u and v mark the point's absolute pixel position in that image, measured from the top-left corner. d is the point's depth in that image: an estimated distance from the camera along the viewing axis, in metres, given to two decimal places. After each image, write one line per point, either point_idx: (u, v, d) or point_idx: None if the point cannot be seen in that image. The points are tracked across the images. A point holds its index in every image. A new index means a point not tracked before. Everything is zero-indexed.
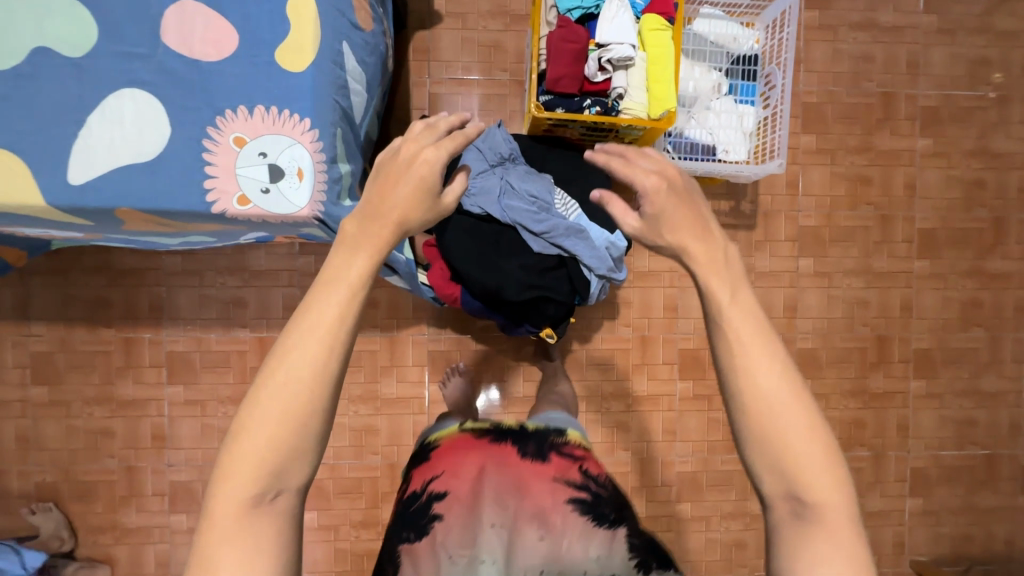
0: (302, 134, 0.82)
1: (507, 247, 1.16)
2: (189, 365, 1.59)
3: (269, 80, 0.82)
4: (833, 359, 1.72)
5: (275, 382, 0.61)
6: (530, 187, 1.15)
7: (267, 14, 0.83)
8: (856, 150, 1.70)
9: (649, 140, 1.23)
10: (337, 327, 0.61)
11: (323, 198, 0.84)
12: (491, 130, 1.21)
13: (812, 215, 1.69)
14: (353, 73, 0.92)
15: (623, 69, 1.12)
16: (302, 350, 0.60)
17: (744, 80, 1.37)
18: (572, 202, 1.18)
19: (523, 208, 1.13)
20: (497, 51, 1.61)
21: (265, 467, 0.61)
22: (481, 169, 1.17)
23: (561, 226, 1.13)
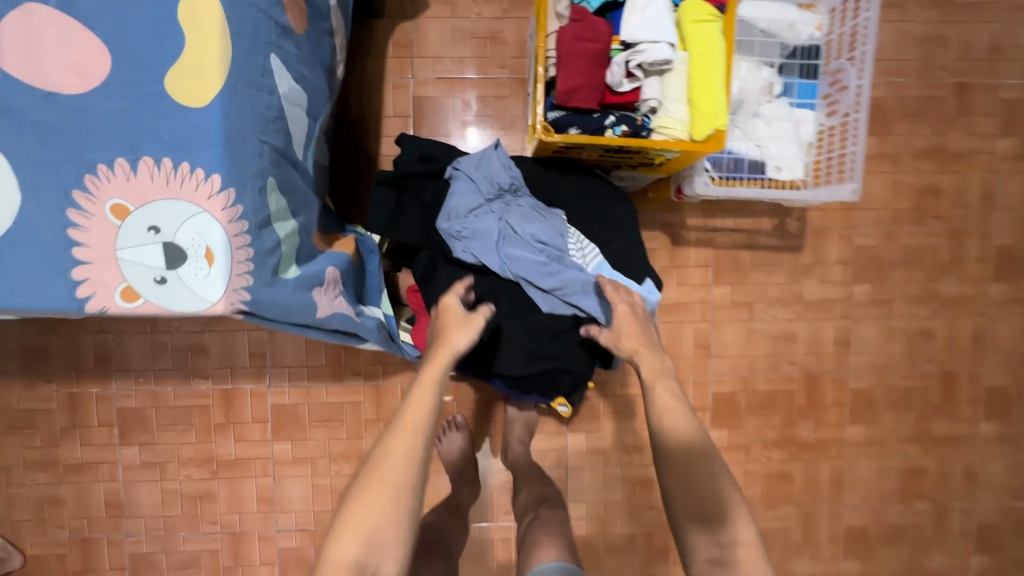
0: (209, 198, 0.62)
1: (508, 306, 0.91)
2: (144, 424, 1.37)
3: (158, 121, 0.62)
4: (890, 400, 1.48)
5: (379, 462, 0.75)
6: (538, 229, 0.90)
7: (152, 27, 0.62)
8: (923, 154, 1.43)
9: (684, 162, 0.97)
10: (427, 415, 0.78)
11: (246, 282, 0.65)
12: (486, 152, 0.95)
13: (870, 232, 1.43)
14: (285, 94, 0.72)
15: (657, 75, 0.85)
16: (402, 434, 0.77)
17: (802, 77, 1.10)
18: (590, 246, 0.93)
19: (527, 259, 0.89)
20: (494, 44, 1.34)
21: (370, 541, 0.71)
22: (474, 204, 0.92)
23: (576, 281, 0.89)
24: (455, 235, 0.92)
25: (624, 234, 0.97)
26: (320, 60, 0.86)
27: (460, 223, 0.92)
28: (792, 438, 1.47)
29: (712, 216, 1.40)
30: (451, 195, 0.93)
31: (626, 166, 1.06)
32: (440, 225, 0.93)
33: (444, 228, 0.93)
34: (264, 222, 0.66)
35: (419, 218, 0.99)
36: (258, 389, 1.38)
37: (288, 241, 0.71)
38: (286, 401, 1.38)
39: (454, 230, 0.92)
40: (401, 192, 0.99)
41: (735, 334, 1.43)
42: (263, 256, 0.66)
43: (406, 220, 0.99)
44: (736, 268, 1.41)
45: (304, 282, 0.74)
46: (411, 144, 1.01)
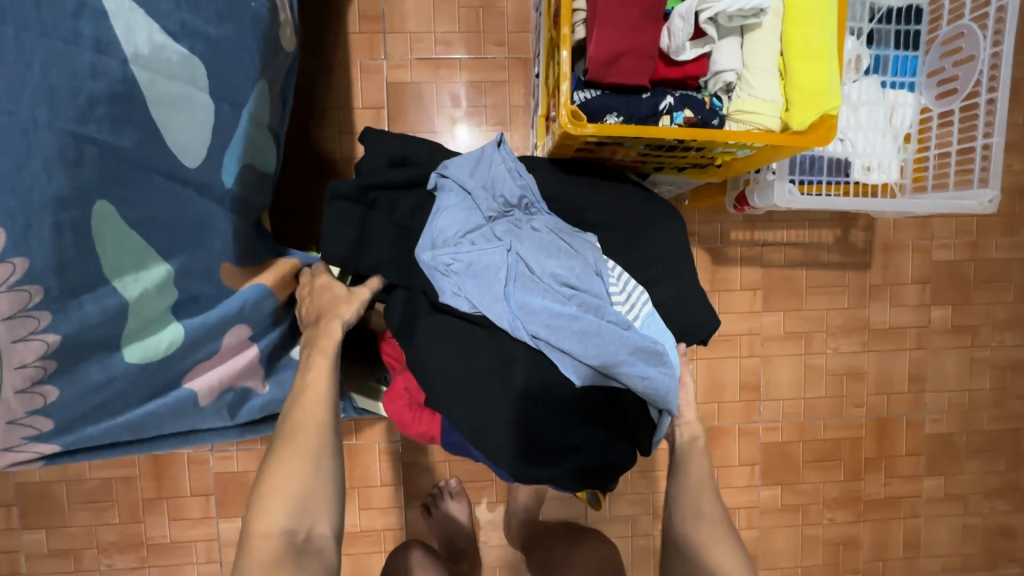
0: None
1: (524, 382, 0.62)
2: (51, 502, 1.08)
3: None
4: (974, 447, 1.22)
5: (285, 433, 0.62)
6: (562, 266, 0.65)
7: None
8: (1013, 149, 1.17)
9: (756, 163, 0.70)
10: (326, 377, 0.65)
11: (45, 391, 0.59)
12: (487, 153, 0.71)
13: (950, 244, 1.17)
14: (139, 63, 0.56)
15: (736, 36, 0.59)
16: (301, 399, 0.64)
17: (897, 49, 0.83)
18: (636, 289, 0.67)
19: (548, 308, 0.63)
20: (488, 15, 1.06)
21: (294, 505, 0.59)
22: (470, 226, 0.67)
23: (617, 344, 0.62)
24: (442, 270, 0.66)
25: (677, 265, 0.70)
26: (237, 9, 0.63)
27: (450, 252, 0.66)
28: (859, 495, 1.20)
29: (762, 226, 1.13)
30: (439, 213, 0.68)
31: (671, 169, 0.79)
32: (420, 256, 0.67)
33: (427, 260, 0.66)
34: (79, 283, 0.56)
35: (391, 242, 0.71)
36: (196, 455, 1.09)
37: (138, 302, 0.60)
38: (233, 468, 1.10)
39: (441, 262, 0.66)
40: (367, 209, 0.71)
41: (790, 371, 1.17)
42: (80, 340, 0.58)
43: (374, 248, 0.71)
44: (791, 291, 1.15)
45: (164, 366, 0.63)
46: (379, 146, 0.75)
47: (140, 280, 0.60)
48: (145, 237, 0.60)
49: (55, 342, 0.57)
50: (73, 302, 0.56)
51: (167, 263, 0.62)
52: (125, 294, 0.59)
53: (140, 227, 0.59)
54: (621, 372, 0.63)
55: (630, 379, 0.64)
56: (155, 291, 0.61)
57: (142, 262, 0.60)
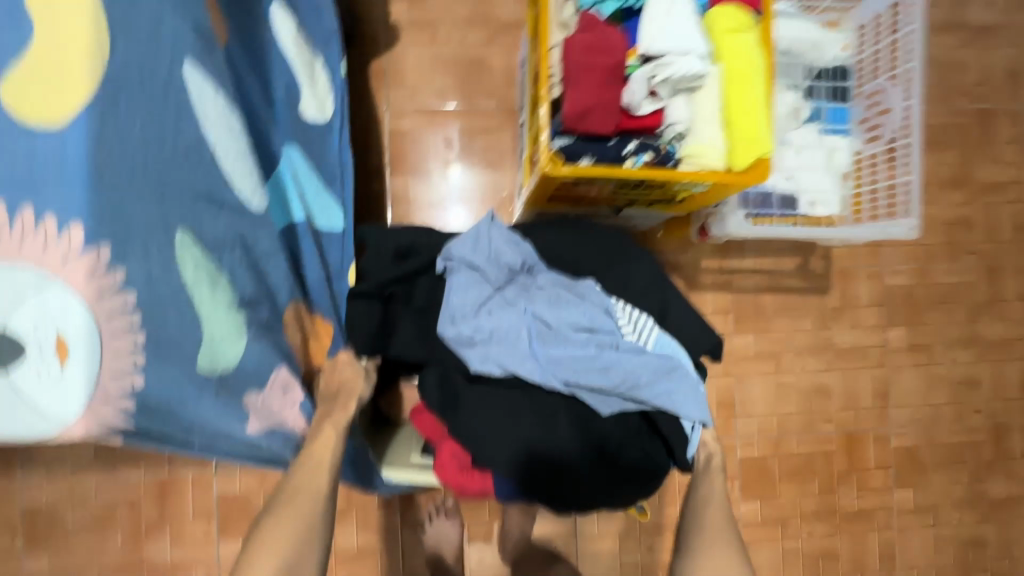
0: (72, 268, 0.52)
1: (569, 428, 0.70)
2: (56, 525, 1.11)
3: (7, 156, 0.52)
4: (938, 460, 1.30)
5: (286, 493, 0.65)
6: (575, 314, 0.73)
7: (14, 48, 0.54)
8: (950, 184, 1.31)
9: (713, 198, 0.80)
10: (333, 442, 0.69)
11: (136, 383, 0.55)
12: (483, 229, 0.79)
13: (900, 271, 1.29)
14: (208, 123, 0.63)
15: (685, 93, 0.70)
16: (305, 460, 0.67)
17: (833, 101, 0.96)
18: (644, 318, 0.75)
19: (574, 355, 0.71)
20: (479, 72, 1.20)
21: (283, 562, 0.62)
22: (483, 297, 0.74)
23: (639, 368, 0.70)
24: (467, 341, 0.72)
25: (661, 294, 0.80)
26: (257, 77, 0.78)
27: (472, 324, 0.72)
28: (834, 508, 1.27)
29: (729, 255, 1.24)
30: (452, 291, 0.74)
31: (641, 205, 0.91)
32: (443, 333, 0.73)
33: (452, 337, 0.72)
34: (166, 292, 0.56)
35: (413, 323, 0.77)
36: (202, 477, 1.14)
37: (205, 306, 0.60)
38: (236, 489, 1.14)
39: (465, 335, 0.72)
40: (385, 302, 0.78)
41: (762, 389, 1.25)
42: (165, 344, 0.57)
43: (398, 330, 0.77)
44: (759, 315, 1.25)
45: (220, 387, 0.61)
46: (385, 238, 0.86)
47: (213, 303, 0.61)
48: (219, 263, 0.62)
49: (144, 342, 0.56)
50: (161, 301, 0.56)
51: (233, 287, 0.63)
52: (200, 309, 0.59)
53: (212, 250, 0.61)
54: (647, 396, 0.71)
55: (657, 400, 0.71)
56: (225, 309, 0.62)
57: (215, 280, 0.61)
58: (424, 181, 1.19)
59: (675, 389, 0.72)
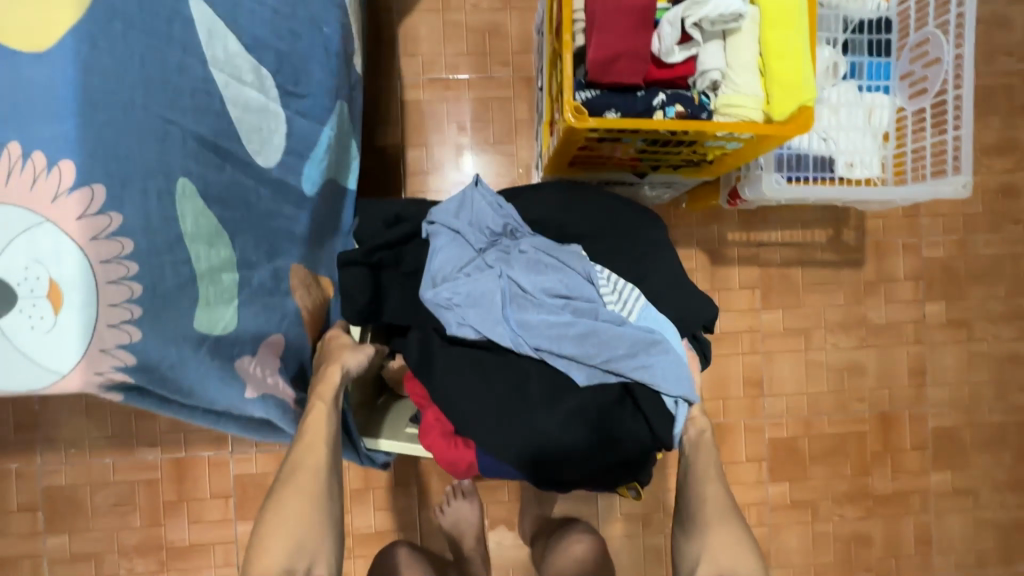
0: (63, 207, 0.47)
1: (537, 394, 0.67)
2: (76, 506, 1.11)
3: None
4: (979, 441, 1.23)
5: (286, 475, 0.62)
6: (553, 280, 0.70)
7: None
8: (994, 150, 1.23)
9: (746, 157, 0.76)
10: (327, 420, 0.65)
11: (131, 335, 0.50)
12: (467, 193, 0.77)
13: (939, 242, 1.22)
14: (216, 66, 0.59)
15: (719, 39, 0.66)
16: (303, 441, 0.64)
17: (871, 55, 0.90)
18: (629, 287, 0.71)
19: (547, 321, 0.68)
20: (493, 39, 1.15)
21: (294, 546, 0.58)
22: (464, 260, 0.72)
23: (617, 339, 0.67)
24: (443, 304, 0.69)
25: (658, 262, 0.75)
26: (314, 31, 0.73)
27: (448, 287, 0.70)
28: (867, 491, 1.22)
29: (756, 228, 1.19)
30: (433, 253, 0.72)
31: (664, 170, 0.86)
32: (421, 295, 0.71)
33: (429, 299, 0.70)
34: (167, 244, 0.52)
35: (401, 294, 0.76)
36: (217, 457, 1.12)
37: (202, 261, 0.56)
38: (252, 470, 1.12)
39: (442, 297, 0.69)
40: (374, 268, 0.75)
41: (791, 367, 1.20)
42: (162, 297, 0.52)
43: (387, 304, 0.75)
44: (788, 290, 1.19)
45: (221, 346, 0.58)
46: (372, 209, 0.79)
47: (209, 256, 0.57)
48: (217, 218, 0.58)
49: (140, 292, 0.50)
50: (161, 249, 0.52)
51: (232, 245, 0.60)
52: (196, 263, 0.55)
53: (211, 206, 0.57)
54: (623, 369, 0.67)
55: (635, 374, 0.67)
56: (222, 266, 0.58)
57: (213, 237, 0.57)
58: (437, 154, 1.15)
59: (656, 362, 0.67)
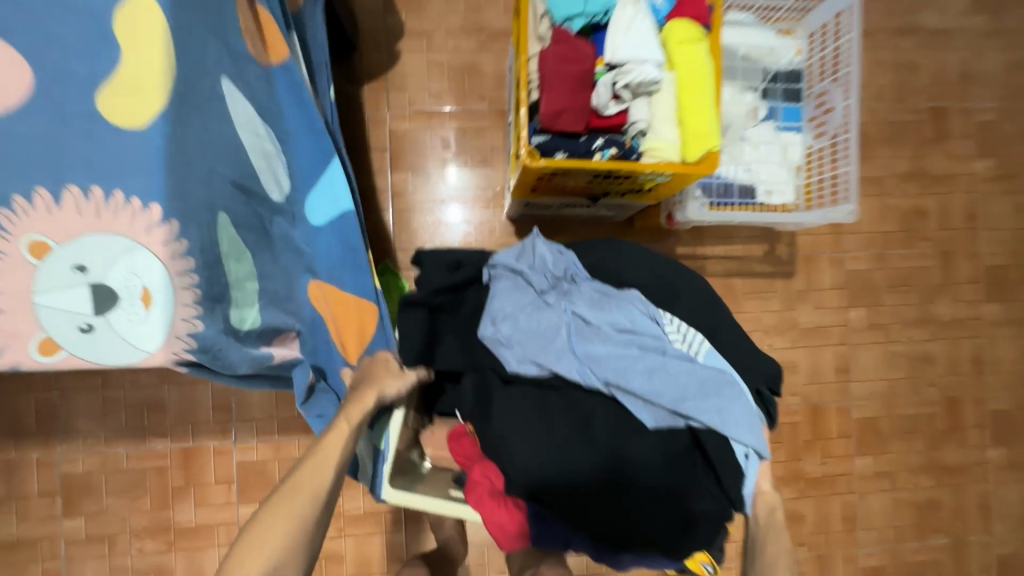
0: (151, 232, 0.49)
1: (605, 434, 0.68)
2: (92, 492, 1.23)
3: (80, 137, 0.49)
4: (897, 430, 1.41)
5: (286, 490, 0.62)
6: (617, 317, 0.73)
7: (81, 29, 0.49)
8: (906, 177, 1.42)
9: (676, 187, 0.92)
10: (340, 443, 0.67)
11: (196, 328, 0.52)
12: (529, 243, 0.83)
13: (860, 256, 1.41)
14: (239, 126, 0.59)
15: (645, 96, 0.82)
16: (311, 460, 0.65)
17: (787, 101, 1.07)
18: (693, 334, 0.74)
19: (613, 356, 0.70)
20: (472, 76, 1.31)
21: (271, 564, 0.57)
22: (525, 301, 0.76)
23: (685, 376, 0.69)
24: (503, 341, 0.73)
25: (714, 312, 0.78)
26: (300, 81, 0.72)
27: (507, 325, 0.74)
28: (800, 474, 1.38)
29: (704, 243, 1.36)
30: (495, 294, 0.77)
31: (614, 195, 1.02)
32: (482, 331, 0.75)
33: (492, 336, 0.74)
34: (216, 260, 0.54)
35: (456, 339, 0.81)
36: (222, 446, 1.25)
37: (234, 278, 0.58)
38: (253, 458, 1.25)
39: (501, 334, 0.74)
40: (432, 310, 0.83)
41: None
42: (217, 304, 0.54)
43: (443, 345, 0.80)
44: (730, 297, 1.36)
45: None
46: (434, 259, 0.88)
47: (238, 272, 0.59)
48: (242, 241, 0.59)
49: (202, 300, 0.52)
50: (217, 265, 0.54)
51: (253, 269, 0.61)
52: (230, 278, 0.57)
53: (241, 230, 0.59)
54: (694, 415, 0.68)
55: (704, 423, 0.68)
56: (245, 277, 0.61)
57: (240, 253, 0.59)
58: (422, 177, 1.30)
59: (726, 409, 0.68)
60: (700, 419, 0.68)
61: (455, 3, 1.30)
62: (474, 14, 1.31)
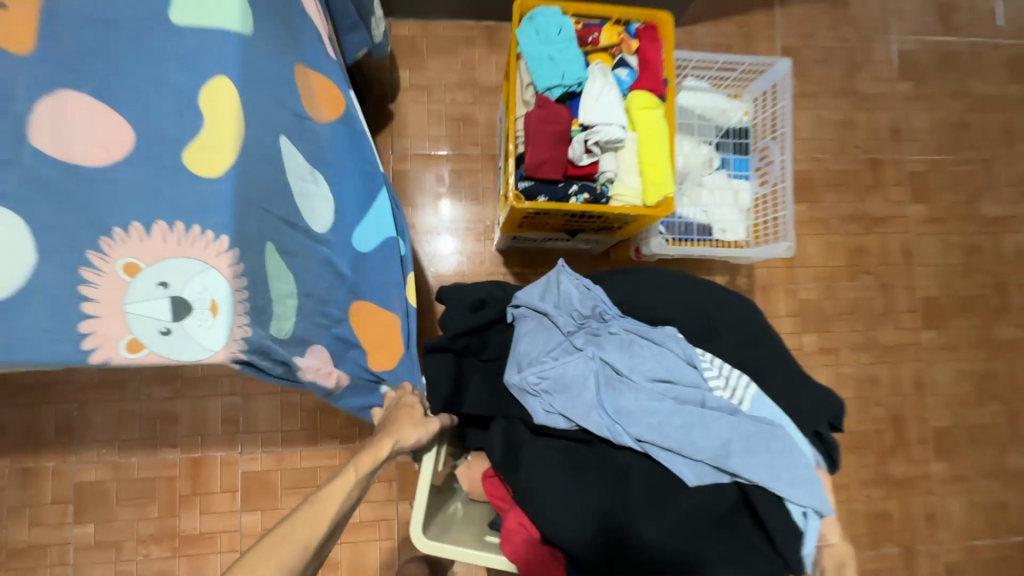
0: (218, 256, 0.63)
1: (639, 487, 0.80)
2: (103, 500, 1.31)
3: (168, 186, 0.63)
4: (849, 445, 1.55)
5: (279, 538, 0.57)
6: (653, 369, 0.86)
7: (172, 105, 0.64)
8: (849, 218, 1.61)
9: (643, 225, 1.08)
10: (348, 491, 0.64)
11: (246, 333, 0.64)
12: (560, 288, 0.95)
13: (811, 287, 1.58)
14: (290, 173, 0.73)
15: (612, 151, 0.99)
16: (314, 506, 0.61)
17: (737, 153, 1.26)
18: (734, 383, 0.86)
19: (646, 411, 0.82)
20: (467, 125, 1.49)
21: None
22: (553, 349, 0.88)
23: (721, 429, 0.80)
24: (531, 390, 0.86)
25: (747, 353, 0.90)
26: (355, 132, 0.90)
27: (537, 372, 0.86)
28: None
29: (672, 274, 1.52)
30: (520, 338, 0.90)
31: (589, 231, 1.18)
32: (510, 377, 0.87)
33: (522, 385, 0.86)
34: (261, 279, 0.67)
35: (482, 380, 0.91)
36: (229, 457, 1.35)
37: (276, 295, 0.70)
38: (257, 468, 1.35)
39: (530, 382, 0.86)
40: (459, 354, 0.92)
41: None
42: (261, 314, 0.67)
43: (469, 389, 0.90)
44: None
45: None
46: (454, 298, 0.97)
47: (280, 292, 0.71)
48: (286, 267, 0.72)
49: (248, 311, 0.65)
50: (261, 283, 0.67)
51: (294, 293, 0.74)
52: (272, 294, 0.69)
53: (285, 257, 0.72)
54: (728, 468, 0.79)
55: (738, 474, 0.79)
56: (285, 295, 0.72)
57: (282, 278, 0.72)
58: (420, 212, 1.46)
59: (762, 462, 0.78)
60: (734, 470, 0.79)
61: (453, 62, 1.49)
62: (470, 72, 1.50)
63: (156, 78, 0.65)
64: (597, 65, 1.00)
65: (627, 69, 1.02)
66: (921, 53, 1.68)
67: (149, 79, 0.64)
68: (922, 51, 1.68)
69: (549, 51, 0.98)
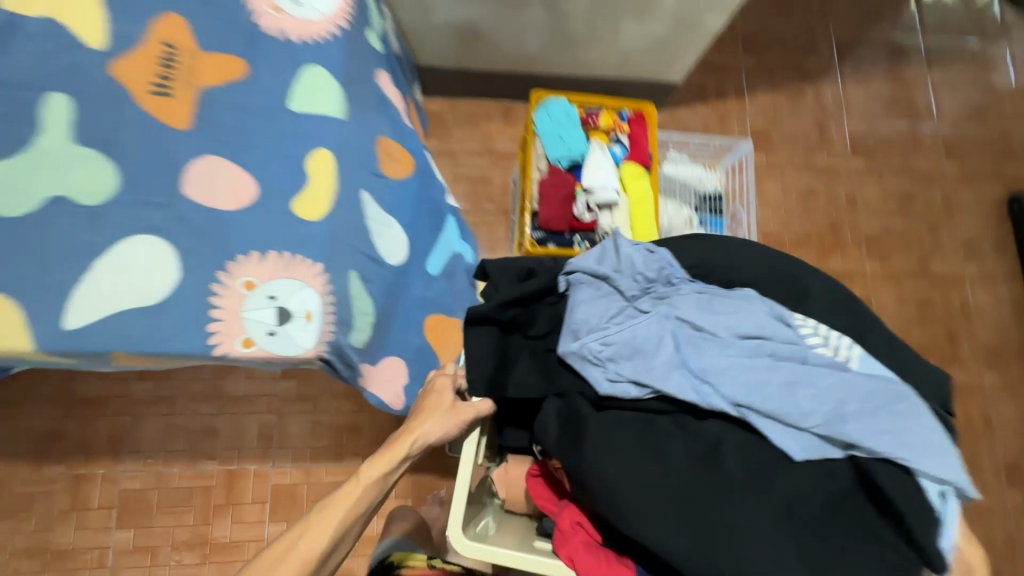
0: (315, 277, 0.84)
1: (737, 461, 0.71)
2: (144, 506, 1.43)
3: (282, 225, 0.85)
4: None
5: (302, 531, 0.76)
6: (739, 331, 0.79)
7: (286, 168, 0.88)
8: None
9: None
10: (360, 491, 0.79)
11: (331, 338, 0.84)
12: (618, 253, 0.90)
13: None
14: (370, 219, 0.95)
15: (608, 211, 1.24)
16: (332, 506, 0.78)
17: (713, 215, 1.48)
18: (831, 344, 0.79)
19: (736, 368, 0.76)
20: (485, 184, 1.75)
21: None
22: (616, 315, 0.83)
23: (826, 393, 0.73)
24: (593, 357, 0.80)
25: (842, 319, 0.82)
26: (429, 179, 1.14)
27: (601, 338, 0.80)
28: None
29: None
30: (579, 306, 0.83)
31: None
32: (567, 346, 0.81)
33: (584, 352, 0.80)
34: (348, 298, 0.87)
35: (530, 360, 0.85)
36: (262, 469, 1.49)
37: (359, 312, 0.90)
38: (287, 481, 1.48)
39: (593, 349, 0.80)
40: (504, 329, 0.87)
41: None
42: (346, 324, 0.86)
43: (516, 365, 0.84)
44: None
45: None
46: (501, 269, 0.92)
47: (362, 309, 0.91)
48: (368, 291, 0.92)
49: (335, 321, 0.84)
50: (348, 301, 0.87)
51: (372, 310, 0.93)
52: (356, 310, 0.89)
53: (368, 283, 0.93)
54: (842, 435, 0.72)
55: (857, 443, 0.71)
56: (364, 313, 0.91)
57: (364, 300, 0.91)
58: None
59: (880, 428, 0.71)
60: (849, 439, 0.71)
61: (474, 133, 1.77)
62: (488, 141, 1.77)
63: (278, 149, 0.89)
64: (597, 142, 1.26)
65: (621, 146, 1.28)
66: (869, 137, 1.98)
67: (272, 150, 0.89)
68: (870, 135, 1.98)
69: (559, 131, 1.23)
